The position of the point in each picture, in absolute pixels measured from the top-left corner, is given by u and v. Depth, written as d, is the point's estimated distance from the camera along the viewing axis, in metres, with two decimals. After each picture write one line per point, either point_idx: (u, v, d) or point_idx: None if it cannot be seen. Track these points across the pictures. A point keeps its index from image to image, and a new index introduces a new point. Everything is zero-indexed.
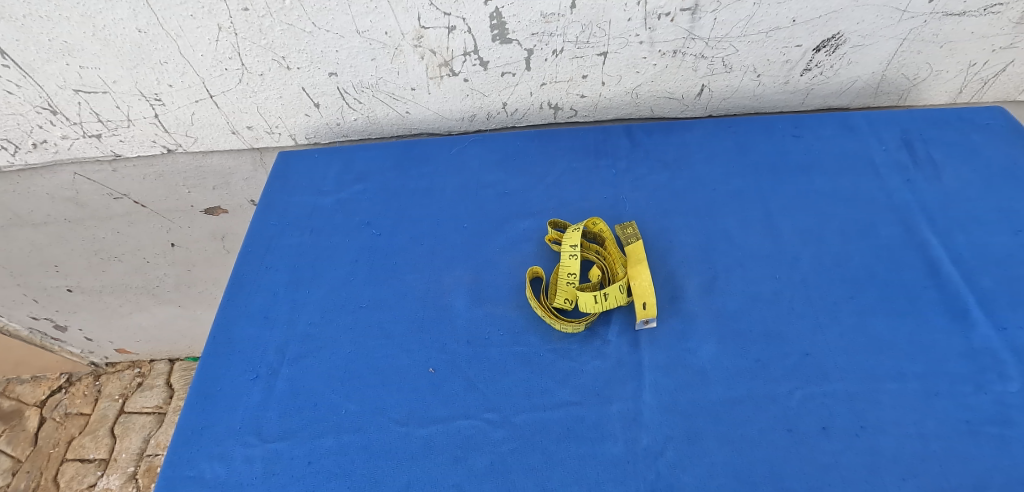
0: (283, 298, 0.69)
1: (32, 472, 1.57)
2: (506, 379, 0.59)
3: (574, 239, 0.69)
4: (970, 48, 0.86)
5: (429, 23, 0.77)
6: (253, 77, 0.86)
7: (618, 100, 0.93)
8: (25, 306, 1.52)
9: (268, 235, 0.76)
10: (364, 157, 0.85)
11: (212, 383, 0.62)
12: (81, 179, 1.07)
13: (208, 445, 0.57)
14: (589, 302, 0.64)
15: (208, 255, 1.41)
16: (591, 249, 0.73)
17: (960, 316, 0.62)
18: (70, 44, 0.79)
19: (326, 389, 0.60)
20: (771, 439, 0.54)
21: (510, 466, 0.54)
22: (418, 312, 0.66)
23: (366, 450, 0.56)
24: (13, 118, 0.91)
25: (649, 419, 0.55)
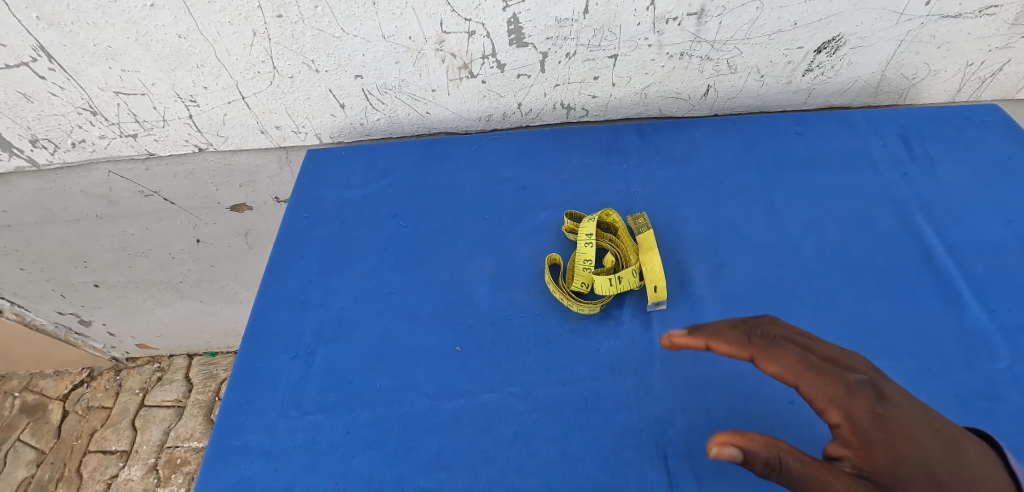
0: (317, 284, 0.73)
1: (57, 463, 1.63)
2: (527, 357, 0.64)
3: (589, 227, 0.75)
4: (967, 48, 0.91)
5: (450, 28, 0.83)
6: (283, 80, 0.91)
7: (628, 100, 0.97)
8: (53, 300, 1.59)
9: (300, 226, 0.81)
10: (389, 154, 0.90)
11: (253, 361, 0.67)
12: (114, 177, 1.13)
13: (252, 417, 0.62)
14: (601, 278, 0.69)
15: (231, 251, 1.46)
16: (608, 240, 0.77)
17: (952, 300, 0.66)
18: (114, 49, 0.85)
19: (360, 367, 0.65)
20: (775, 410, 0.58)
21: (533, 435, 0.58)
22: (444, 297, 0.71)
23: (399, 420, 0.60)
24: (55, 118, 0.97)
25: (662, 393, 0.60)
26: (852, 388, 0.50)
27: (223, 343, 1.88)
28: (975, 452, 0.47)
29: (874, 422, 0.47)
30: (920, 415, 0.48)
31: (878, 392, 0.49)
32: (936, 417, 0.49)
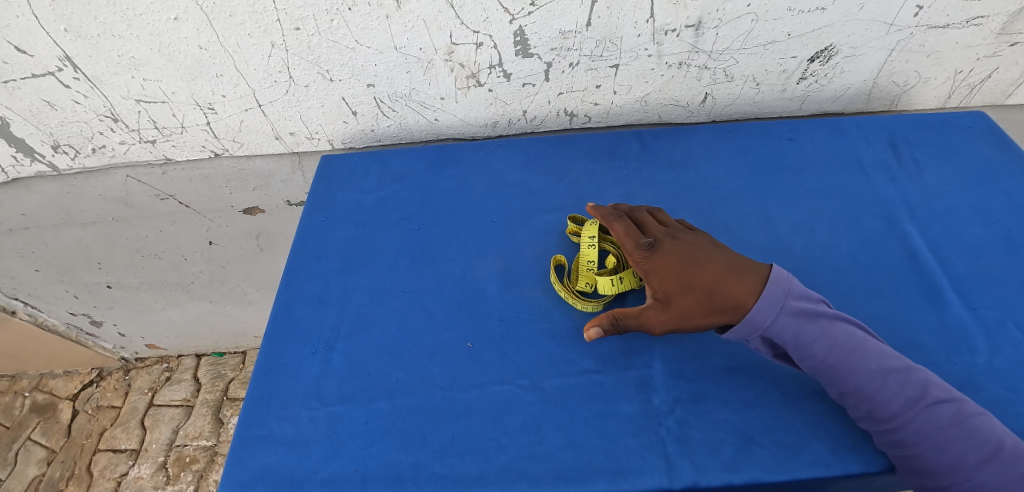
0: (335, 284, 0.77)
1: (67, 462, 1.67)
2: (534, 351, 0.68)
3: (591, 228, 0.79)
4: (956, 57, 0.95)
5: (460, 40, 0.87)
6: (299, 89, 0.95)
7: (629, 107, 1.01)
8: (66, 301, 1.63)
9: (316, 228, 0.85)
10: (400, 159, 0.94)
11: (276, 356, 0.70)
12: (132, 181, 1.17)
13: (276, 408, 0.66)
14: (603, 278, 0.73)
15: (242, 253, 1.50)
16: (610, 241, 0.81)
17: (936, 297, 0.70)
18: (138, 59, 0.89)
19: (377, 361, 0.69)
20: (768, 400, 0.62)
21: (541, 424, 0.62)
22: (455, 295, 0.74)
23: (415, 410, 0.64)
24: (78, 125, 1.01)
25: (662, 384, 0.64)
26: (653, 258, 0.66)
27: (231, 343, 1.91)
28: (854, 382, 0.57)
29: (670, 287, 0.64)
30: (705, 271, 0.64)
31: (672, 255, 0.65)
32: (712, 264, 0.64)
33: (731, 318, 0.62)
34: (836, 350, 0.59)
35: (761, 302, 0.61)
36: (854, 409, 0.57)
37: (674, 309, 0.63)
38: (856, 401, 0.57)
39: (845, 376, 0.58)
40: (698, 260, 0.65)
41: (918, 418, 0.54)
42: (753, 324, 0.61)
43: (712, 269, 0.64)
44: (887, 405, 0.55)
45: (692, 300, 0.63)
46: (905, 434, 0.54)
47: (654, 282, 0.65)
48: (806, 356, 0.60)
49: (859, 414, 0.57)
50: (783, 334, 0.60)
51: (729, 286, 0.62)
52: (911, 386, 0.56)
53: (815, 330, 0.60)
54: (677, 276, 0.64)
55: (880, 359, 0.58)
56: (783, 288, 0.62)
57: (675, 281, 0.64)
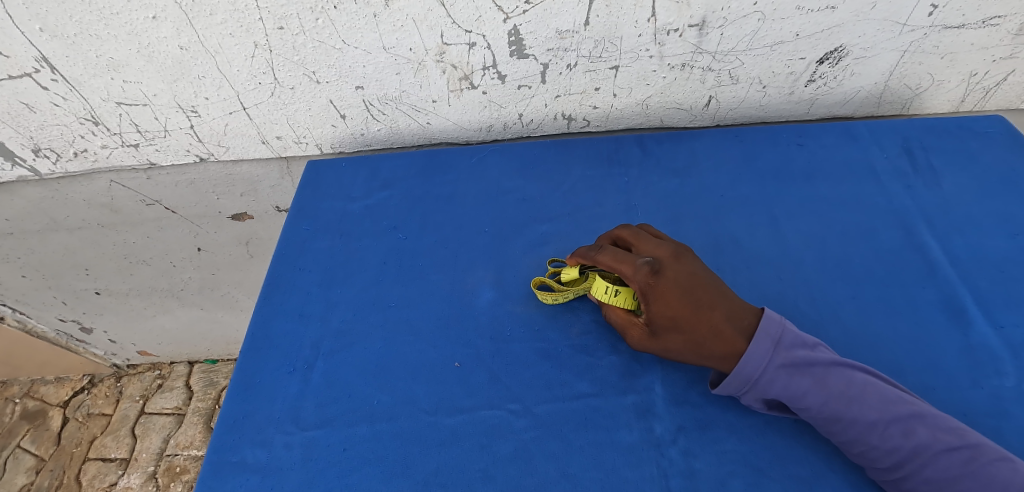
0: (317, 297, 0.73)
1: (56, 471, 1.62)
2: (527, 373, 0.63)
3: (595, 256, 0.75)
4: (971, 58, 0.90)
5: (451, 40, 0.83)
6: (285, 91, 0.91)
7: (630, 111, 0.97)
8: (54, 308, 1.60)
9: (299, 238, 0.81)
10: (390, 165, 0.90)
11: (252, 375, 0.66)
12: (116, 186, 1.13)
13: (250, 432, 0.62)
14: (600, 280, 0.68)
15: (232, 259, 1.46)
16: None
17: (958, 315, 0.66)
18: (117, 60, 0.85)
19: (359, 381, 0.64)
20: (778, 429, 0.57)
21: (533, 452, 0.57)
22: (443, 310, 0.70)
23: (398, 436, 0.60)
24: (58, 128, 0.98)
25: (663, 410, 0.59)
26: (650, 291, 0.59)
27: (224, 350, 1.87)
28: (853, 433, 0.52)
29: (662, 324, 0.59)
30: (705, 316, 0.58)
31: (673, 290, 0.59)
32: (714, 309, 0.58)
33: (719, 367, 0.57)
34: (831, 400, 0.53)
35: (750, 353, 0.56)
36: (859, 458, 0.53)
37: (661, 344, 0.60)
38: (858, 451, 0.52)
39: (843, 427, 0.53)
40: (698, 300, 0.58)
41: (927, 468, 0.49)
42: (743, 377, 0.56)
43: (710, 314, 0.58)
44: (892, 457, 0.51)
45: (684, 342, 0.58)
46: (916, 484, 0.49)
47: (645, 313, 0.59)
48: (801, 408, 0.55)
49: (865, 463, 0.53)
50: (773, 388, 0.55)
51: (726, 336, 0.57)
52: (919, 433, 0.50)
53: (807, 381, 0.54)
54: (672, 315, 0.58)
55: (882, 405, 0.52)
56: (772, 337, 0.56)
57: (669, 318, 0.58)
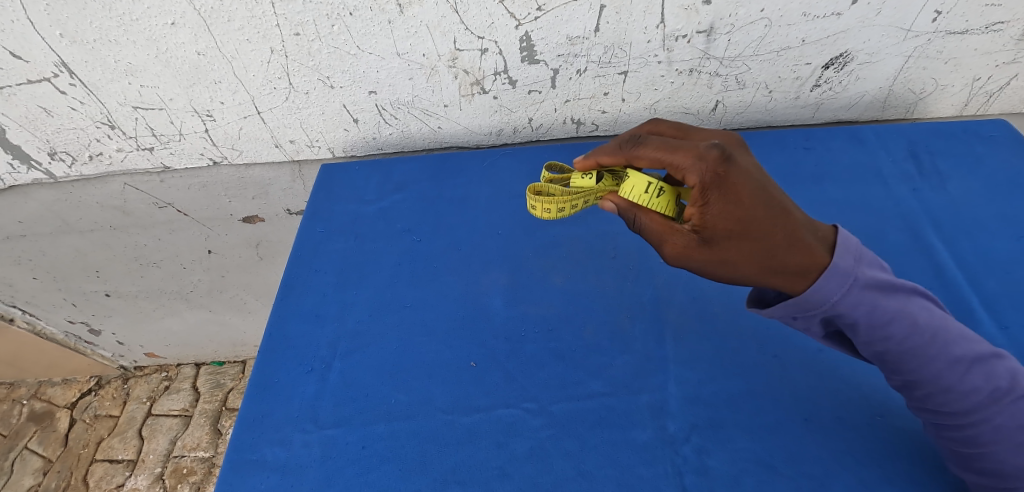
0: (332, 298, 0.74)
1: (64, 472, 1.64)
2: (541, 372, 0.64)
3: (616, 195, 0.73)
4: (974, 63, 0.91)
5: (463, 46, 0.84)
6: (299, 96, 0.92)
7: (638, 115, 0.98)
8: (64, 309, 1.61)
9: (314, 240, 0.82)
10: (402, 169, 0.92)
11: (270, 375, 0.67)
12: (130, 189, 1.15)
13: (269, 431, 0.63)
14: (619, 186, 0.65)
15: (241, 262, 1.47)
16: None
17: (965, 316, 0.66)
18: (135, 65, 0.87)
19: (376, 381, 0.66)
20: (790, 428, 0.58)
21: (548, 450, 0.58)
22: (458, 311, 0.71)
23: (415, 435, 0.61)
24: (74, 132, 0.99)
25: (676, 409, 0.60)
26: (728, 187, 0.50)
27: (231, 352, 1.88)
28: (931, 371, 0.50)
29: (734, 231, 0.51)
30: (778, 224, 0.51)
31: (751, 190, 0.51)
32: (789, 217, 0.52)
33: (784, 287, 0.52)
34: (920, 331, 0.50)
35: (833, 269, 0.50)
36: (922, 397, 0.51)
37: (719, 255, 0.53)
38: (929, 389, 0.50)
39: (925, 363, 0.50)
40: (772, 207, 0.52)
41: (1001, 415, 0.48)
42: (821, 296, 0.50)
43: (785, 224, 0.52)
44: (967, 401, 0.49)
45: (749, 251, 0.52)
46: (981, 430, 0.48)
47: (706, 218, 0.51)
48: (884, 337, 0.51)
49: (927, 403, 0.51)
50: (854, 307, 0.50)
51: (799, 243, 0.51)
52: (997, 377, 0.49)
53: (894, 306, 0.50)
54: (742, 218, 0.51)
55: (964, 344, 0.50)
56: (856, 254, 0.52)
57: (740, 223, 0.51)
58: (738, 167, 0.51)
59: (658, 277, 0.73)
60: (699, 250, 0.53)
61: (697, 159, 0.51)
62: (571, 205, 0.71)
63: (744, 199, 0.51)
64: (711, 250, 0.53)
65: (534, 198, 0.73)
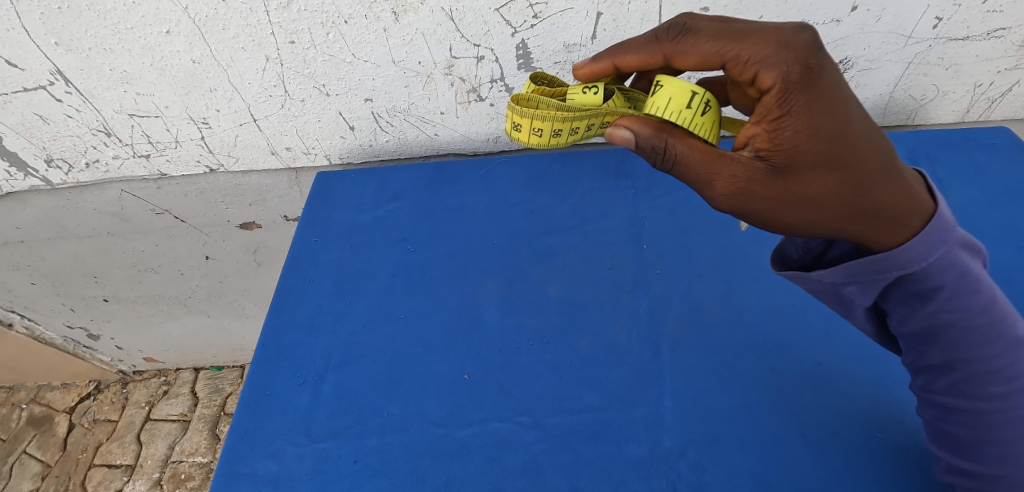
0: (327, 309, 0.74)
1: (62, 477, 1.63)
2: (536, 385, 0.64)
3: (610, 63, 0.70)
4: (975, 70, 0.90)
5: (460, 53, 0.84)
6: (295, 103, 0.92)
7: None
8: (63, 314, 1.61)
9: (309, 249, 0.81)
10: (398, 177, 0.91)
11: (263, 387, 0.67)
12: (127, 196, 1.15)
13: (261, 444, 0.62)
14: (647, 99, 0.58)
15: (239, 268, 1.47)
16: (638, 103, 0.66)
17: None
18: (130, 73, 0.87)
19: (369, 394, 0.65)
20: (786, 442, 0.58)
21: (542, 465, 0.58)
22: (452, 322, 0.71)
23: (408, 449, 0.60)
24: (71, 139, 0.99)
25: (671, 423, 0.60)
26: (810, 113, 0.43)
27: (230, 357, 1.88)
28: (992, 351, 0.46)
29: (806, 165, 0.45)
30: (860, 162, 0.45)
31: (837, 119, 0.44)
32: (873, 159, 0.45)
33: (850, 232, 0.47)
34: (993, 313, 0.47)
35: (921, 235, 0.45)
36: (962, 380, 0.47)
37: (792, 188, 0.47)
38: (979, 371, 0.46)
39: (991, 343, 0.46)
40: (857, 142, 0.45)
41: None
42: (895, 260, 0.45)
43: (868, 165, 0.45)
44: (1010, 385, 0.45)
45: (832, 182, 0.45)
46: (1010, 416, 0.45)
47: (788, 136, 0.44)
48: (956, 312, 0.47)
49: (966, 386, 0.47)
50: (943, 268, 0.46)
51: (882, 176, 0.46)
52: None
53: (973, 280, 0.47)
54: (832, 140, 0.44)
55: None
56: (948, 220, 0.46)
57: (817, 158, 0.45)
58: (834, 79, 0.44)
59: (655, 288, 0.72)
60: (763, 181, 0.47)
61: (792, 59, 0.43)
62: (571, 128, 0.63)
63: (837, 116, 0.44)
64: (780, 182, 0.47)
65: (528, 109, 0.63)
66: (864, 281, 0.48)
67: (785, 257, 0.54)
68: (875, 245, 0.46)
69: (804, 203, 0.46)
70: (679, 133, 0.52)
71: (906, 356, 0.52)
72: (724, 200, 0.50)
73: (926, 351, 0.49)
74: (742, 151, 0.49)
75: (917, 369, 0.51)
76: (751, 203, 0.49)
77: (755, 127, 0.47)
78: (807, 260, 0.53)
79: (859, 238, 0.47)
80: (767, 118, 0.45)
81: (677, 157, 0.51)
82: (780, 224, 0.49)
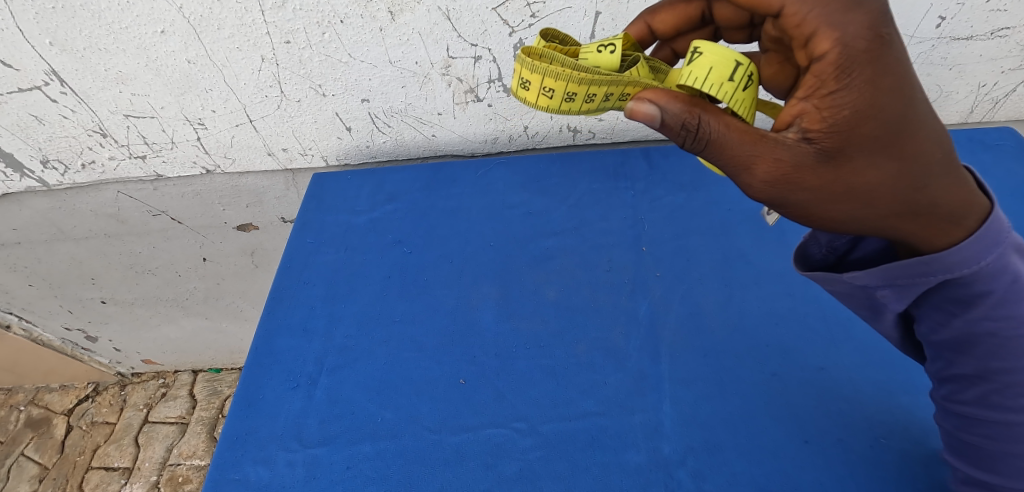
0: (321, 312, 0.73)
1: (59, 479, 1.62)
2: (533, 390, 0.63)
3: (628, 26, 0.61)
4: (979, 70, 0.89)
5: (456, 53, 0.83)
6: (291, 104, 0.91)
7: (635, 123, 0.96)
8: (61, 316, 1.60)
9: (304, 252, 0.80)
10: (395, 179, 0.90)
11: (255, 391, 0.66)
12: (123, 197, 1.14)
13: (252, 450, 0.61)
14: (682, 67, 0.51)
15: (237, 269, 1.46)
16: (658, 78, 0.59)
17: None
18: (125, 74, 0.86)
19: (362, 399, 0.64)
20: (788, 450, 0.56)
21: (538, 473, 0.57)
22: (447, 326, 0.70)
23: (400, 455, 0.59)
24: (66, 140, 0.98)
25: (670, 430, 0.58)
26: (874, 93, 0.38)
27: (228, 360, 1.87)
28: None
29: (860, 154, 0.40)
30: (918, 153, 0.41)
31: (901, 103, 0.39)
32: (932, 150, 0.41)
33: (894, 227, 0.43)
34: None
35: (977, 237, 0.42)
36: (994, 391, 0.45)
37: (842, 178, 0.41)
38: (1014, 383, 0.44)
39: None
40: (918, 130, 0.40)
41: None
42: (945, 263, 0.42)
43: (926, 155, 0.41)
44: None
45: (887, 173, 0.41)
46: None
47: (846, 116, 0.39)
48: (1000, 320, 0.44)
49: (998, 398, 0.45)
50: (992, 273, 0.43)
51: (938, 167, 0.42)
52: None
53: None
54: (892, 123, 0.39)
55: None
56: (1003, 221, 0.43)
57: (874, 145, 0.40)
58: (899, 51, 0.39)
59: (654, 292, 0.71)
60: (810, 169, 0.41)
61: (858, 23, 0.37)
62: (587, 93, 0.52)
63: (901, 94, 0.39)
64: (829, 169, 0.41)
65: (542, 63, 0.52)
66: (902, 285, 0.45)
67: (807, 256, 0.53)
68: (918, 243, 0.43)
69: (854, 196, 0.42)
70: (711, 108, 0.44)
71: (932, 365, 0.51)
72: (760, 189, 0.44)
73: (958, 361, 0.47)
74: (783, 131, 0.43)
75: (942, 378, 0.50)
76: (792, 193, 0.43)
77: (803, 103, 0.41)
78: (830, 260, 0.52)
79: (902, 234, 0.44)
80: (820, 94, 0.39)
81: (710, 138, 0.43)
82: (821, 217, 0.44)
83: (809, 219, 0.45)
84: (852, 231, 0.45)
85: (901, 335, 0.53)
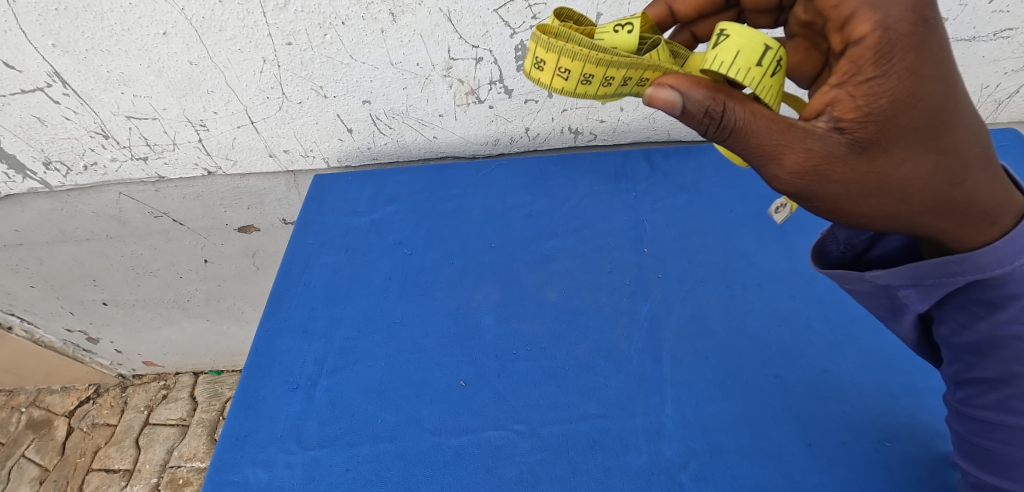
0: (321, 313, 0.73)
1: (60, 481, 1.62)
2: (534, 392, 0.62)
3: (648, 7, 0.60)
4: (982, 71, 0.89)
5: (458, 55, 0.83)
6: (293, 105, 0.91)
7: (636, 124, 0.96)
8: (62, 318, 1.61)
9: (304, 253, 0.80)
10: (396, 180, 0.90)
11: (254, 393, 0.65)
12: (125, 198, 1.14)
13: (252, 451, 0.61)
14: (708, 48, 0.49)
15: (238, 271, 1.46)
16: (677, 62, 0.57)
17: None
18: (127, 75, 0.86)
19: (362, 401, 0.64)
20: (791, 453, 0.56)
21: (539, 475, 0.56)
22: (448, 328, 0.69)
23: (400, 457, 0.59)
24: (69, 142, 0.98)
25: (671, 432, 0.58)
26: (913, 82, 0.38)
27: (229, 362, 1.86)
28: None
29: (894, 146, 0.39)
30: (953, 146, 0.40)
31: (940, 92, 0.38)
32: (967, 142, 0.40)
33: (925, 224, 0.42)
34: None
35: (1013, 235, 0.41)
36: (1015, 395, 0.45)
37: (877, 171, 0.40)
38: None
39: None
40: (955, 122, 0.40)
41: None
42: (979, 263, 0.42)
43: (961, 148, 0.40)
44: None
45: (921, 166, 0.40)
46: None
47: (884, 104, 0.38)
48: None
49: (1018, 402, 0.45)
50: None
51: (974, 163, 0.41)
52: None
53: None
54: (930, 114, 0.39)
55: None
56: None
57: (909, 136, 0.39)
58: (941, 38, 0.38)
59: (655, 294, 0.71)
60: (842, 160, 0.40)
61: (902, 5, 0.37)
62: (604, 75, 0.50)
63: (940, 85, 0.38)
64: (862, 161, 0.40)
65: (558, 42, 0.50)
66: (925, 285, 0.45)
67: (826, 253, 0.53)
68: (951, 240, 0.43)
69: (888, 189, 0.41)
70: (737, 95, 0.42)
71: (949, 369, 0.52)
72: (787, 180, 0.42)
73: (980, 364, 0.47)
74: (813, 120, 0.42)
75: (960, 382, 0.50)
76: (823, 185, 0.42)
77: (836, 90, 0.40)
78: (848, 258, 0.52)
79: (934, 231, 0.43)
80: (856, 81, 0.39)
81: (734, 125, 0.41)
82: (851, 211, 0.43)
83: (837, 214, 0.44)
84: (882, 226, 0.44)
85: (916, 336, 0.53)
